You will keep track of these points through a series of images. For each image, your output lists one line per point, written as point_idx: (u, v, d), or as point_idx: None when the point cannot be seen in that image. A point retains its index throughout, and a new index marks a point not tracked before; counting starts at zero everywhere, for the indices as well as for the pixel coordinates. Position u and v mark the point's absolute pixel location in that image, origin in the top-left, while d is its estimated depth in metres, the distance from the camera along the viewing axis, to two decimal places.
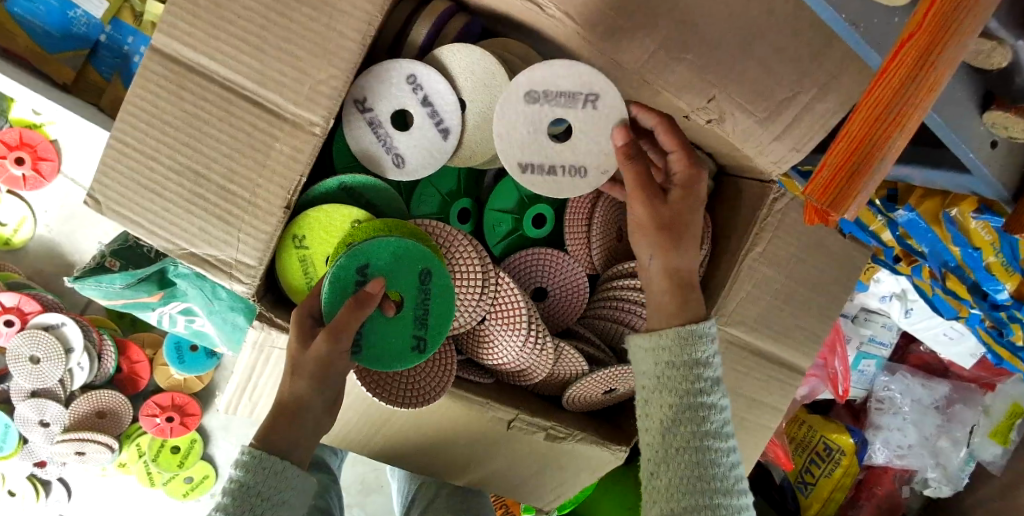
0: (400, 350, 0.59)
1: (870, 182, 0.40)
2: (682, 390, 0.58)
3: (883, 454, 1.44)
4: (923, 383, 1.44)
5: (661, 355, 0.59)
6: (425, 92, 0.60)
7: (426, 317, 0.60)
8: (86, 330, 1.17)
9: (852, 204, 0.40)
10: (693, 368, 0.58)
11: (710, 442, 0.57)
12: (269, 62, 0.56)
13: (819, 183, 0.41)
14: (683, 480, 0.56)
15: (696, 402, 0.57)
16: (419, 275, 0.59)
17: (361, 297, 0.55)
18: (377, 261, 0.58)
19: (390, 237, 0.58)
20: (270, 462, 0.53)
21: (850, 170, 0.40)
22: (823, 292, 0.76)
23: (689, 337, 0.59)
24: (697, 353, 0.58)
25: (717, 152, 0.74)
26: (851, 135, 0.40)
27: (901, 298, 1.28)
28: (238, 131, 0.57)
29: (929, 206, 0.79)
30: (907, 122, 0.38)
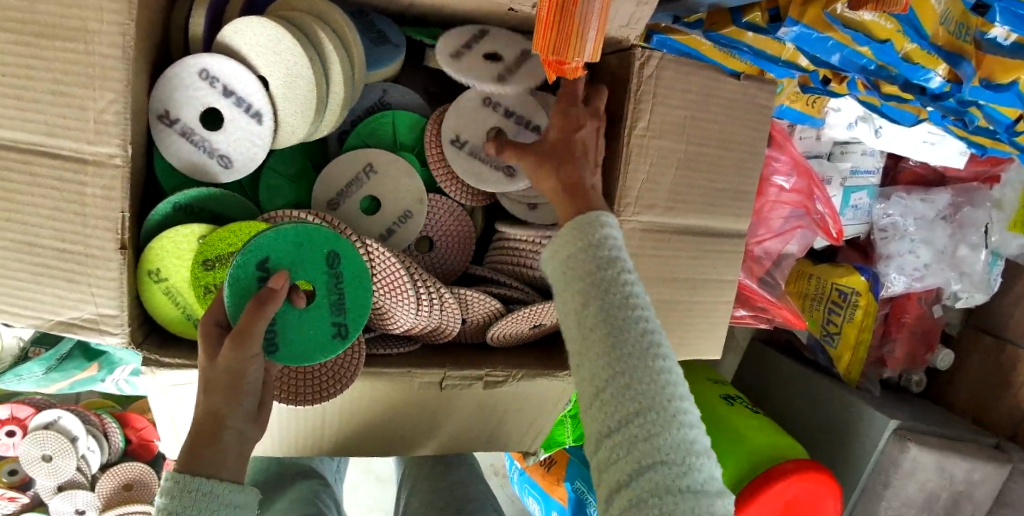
0: (319, 342, 0.57)
1: (587, 18, 0.36)
2: (586, 272, 0.51)
3: (901, 282, 1.35)
4: (922, 198, 1.35)
5: (565, 248, 0.54)
6: (222, 83, 0.56)
7: (342, 301, 0.58)
8: (84, 416, 1.19)
9: (579, 48, 0.37)
10: (594, 250, 0.52)
11: (624, 317, 0.50)
12: (47, 108, 0.52)
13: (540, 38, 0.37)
14: (605, 367, 0.48)
15: (603, 278, 0.51)
16: (325, 259, 0.57)
17: (264, 292, 0.52)
18: (278, 255, 0.55)
19: (284, 226, 0.56)
20: (194, 484, 0.48)
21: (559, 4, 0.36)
22: (732, 145, 0.71)
23: (585, 226, 0.54)
24: (601, 237, 0.53)
25: None
26: None
27: (865, 120, 1.19)
28: (47, 189, 0.54)
29: (813, 14, 0.66)
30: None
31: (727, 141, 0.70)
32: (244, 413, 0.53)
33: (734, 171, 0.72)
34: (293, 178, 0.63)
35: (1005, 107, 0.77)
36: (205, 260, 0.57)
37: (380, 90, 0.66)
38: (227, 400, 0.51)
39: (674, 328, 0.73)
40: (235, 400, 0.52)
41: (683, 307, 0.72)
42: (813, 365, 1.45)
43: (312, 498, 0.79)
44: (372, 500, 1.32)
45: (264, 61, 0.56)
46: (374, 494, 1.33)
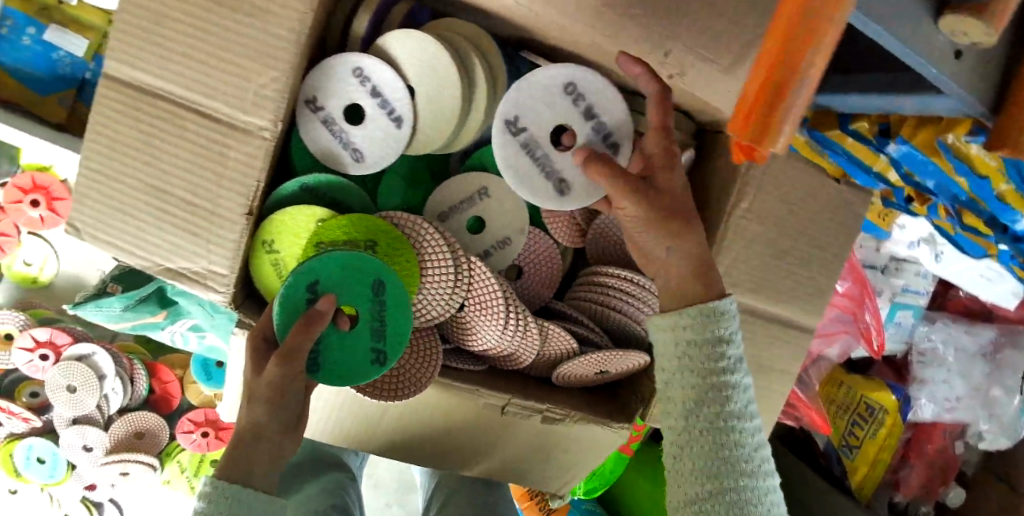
0: (358, 364, 0.58)
1: (795, 108, 0.34)
2: (703, 372, 0.52)
3: (929, 410, 1.35)
4: (967, 330, 1.35)
5: (679, 331, 0.54)
6: (373, 83, 0.59)
7: (383, 329, 0.58)
8: (116, 357, 1.21)
9: (779, 136, 0.35)
10: (712, 345, 0.53)
11: (732, 424, 0.52)
12: (212, 72, 0.56)
13: (737, 122, 0.36)
14: (708, 465, 0.52)
15: (722, 382, 0.52)
16: (372, 286, 0.58)
17: (309, 315, 0.52)
18: (325, 277, 0.57)
19: (335, 250, 0.57)
20: (231, 491, 0.50)
21: (766, 103, 0.34)
22: (820, 244, 0.73)
23: (704, 315, 0.53)
24: (720, 331, 0.53)
25: (690, 107, 0.70)
26: (764, 61, 0.34)
27: (929, 243, 1.20)
28: (192, 145, 0.57)
29: (924, 137, 0.69)
30: (820, 39, 0.32)
31: (816, 239, 0.72)
32: None
33: (816, 269, 0.74)
34: (411, 183, 0.66)
35: None
36: (320, 242, 0.59)
37: None
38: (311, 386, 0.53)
39: None
40: None
41: None
42: (825, 471, 1.44)
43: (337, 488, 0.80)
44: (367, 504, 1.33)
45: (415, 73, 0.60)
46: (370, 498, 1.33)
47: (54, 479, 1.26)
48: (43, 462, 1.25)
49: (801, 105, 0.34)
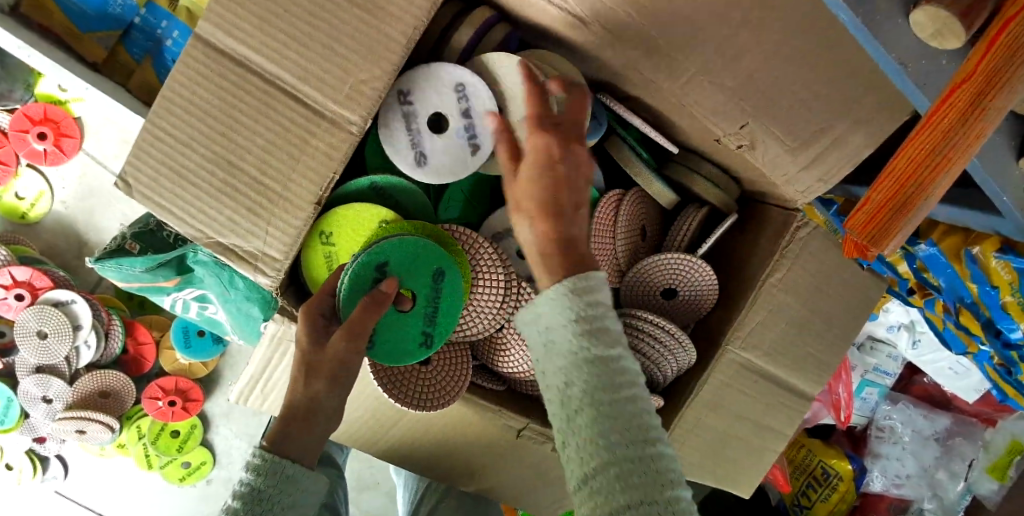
0: (408, 346, 0.60)
1: (913, 217, 0.43)
2: (576, 347, 0.48)
3: (880, 483, 1.42)
4: (925, 415, 1.43)
5: (546, 311, 0.50)
6: (468, 104, 0.59)
7: (434, 314, 0.60)
8: (96, 310, 1.17)
9: (894, 236, 0.44)
10: (585, 318, 0.49)
11: (614, 400, 0.47)
12: (313, 58, 0.56)
13: (859, 219, 0.45)
14: (594, 449, 0.46)
15: (597, 358, 0.48)
16: (432, 275, 0.59)
17: (377, 296, 0.54)
18: (395, 261, 0.58)
19: (406, 236, 0.58)
20: (280, 466, 0.52)
21: (893, 209, 0.43)
22: (838, 321, 0.77)
23: (572, 287, 0.49)
24: (586, 304, 0.49)
25: (743, 174, 0.73)
26: (897, 174, 0.43)
27: (908, 329, 1.28)
28: (276, 125, 0.56)
29: (951, 242, 0.79)
30: (951, 165, 0.41)
31: (835, 316, 0.76)
32: None
33: (829, 344, 0.77)
34: (467, 198, 0.67)
35: None
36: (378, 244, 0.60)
37: None
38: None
39: (725, 461, 0.77)
40: None
41: (739, 445, 0.77)
42: None
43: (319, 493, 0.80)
44: None
45: (433, 109, 0.59)
46: None
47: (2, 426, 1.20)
48: None
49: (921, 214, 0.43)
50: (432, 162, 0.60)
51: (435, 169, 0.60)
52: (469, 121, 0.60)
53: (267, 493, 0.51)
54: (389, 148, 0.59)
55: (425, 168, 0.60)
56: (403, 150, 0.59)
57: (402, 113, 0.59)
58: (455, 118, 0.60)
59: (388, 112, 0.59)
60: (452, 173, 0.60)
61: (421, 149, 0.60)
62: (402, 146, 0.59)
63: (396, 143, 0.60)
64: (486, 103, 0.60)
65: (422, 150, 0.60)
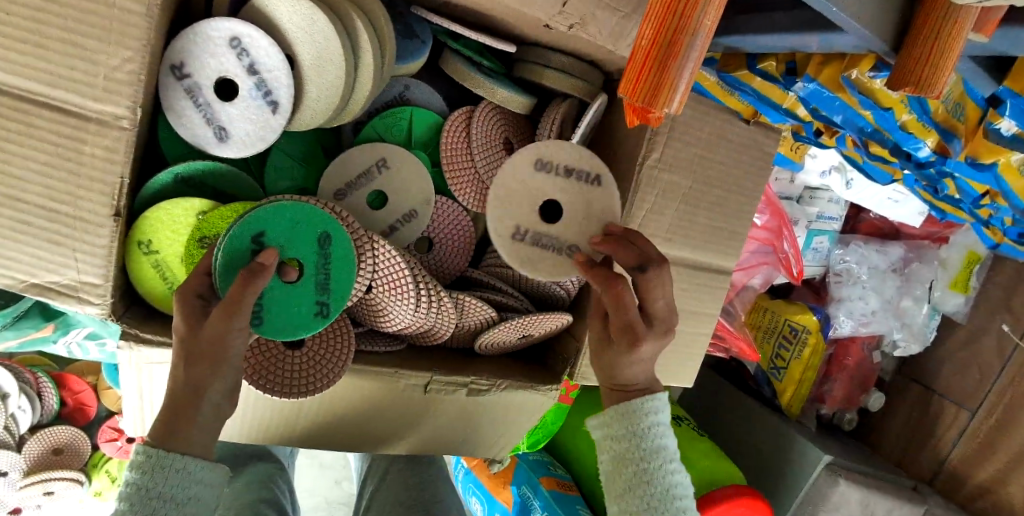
0: (303, 318, 0.56)
1: (684, 68, 0.33)
2: (628, 459, 0.59)
3: (848, 325, 1.42)
4: (878, 249, 1.42)
5: (612, 429, 0.60)
6: (250, 58, 0.53)
7: (326, 280, 0.56)
8: (17, 373, 1.11)
9: (669, 99, 0.33)
10: (638, 436, 0.59)
11: (656, 494, 0.58)
12: (52, 56, 0.49)
13: (627, 84, 0.34)
14: None
15: (642, 470, 0.58)
16: (317, 240, 0.56)
17: (253, 268, 0.50)
18: (275, 230, 0.54)
19: (286, 203, 0.55)
20: (168, 460, 0.47)
21: (659, 57, 0.33)
22: (733, 185, 0.73)
23: (631, 411, 0.59)
24: (643, 423, 0.59)
25: (593, 57, 0.68)
26: (655, 12, 0.32)
27: (839, 170, 1.25)
28: (42, 142, 0.50)
29: (829, 73, 0.72)
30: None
31: (729, 181, 0.73)
32: (223, 393, 0.51)
33: (730, 210, 0.74)
34: (298, 160, 0.62)
35: (977, 183, 0.82)
36: (203, 236, 0.56)
37: (403, 85, 0.67)
38: (214, 374, 0.49)
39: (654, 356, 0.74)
40: (221, 382, 0.50)
41: None
42: (756, 395, 1.51)
43: (262, 502, 0.78)
44: (309, 482, 1.31)
45: (216, 75, 0.54)
46: (317, 480, 1.32)
47: None
48: None
49: (695, 63, 0.32)
50: (233, 133, 0.55)
51: (238, 139, 0.55)
52: (260, 79, 0.54)
53: (159, 491, 0.46)
54: (183, 129, 0.55)
55: (228, 141, 0.55)
56: (197, 128, 0.54)
57: (183, 88, 0.54)
58: (241, 79, 0.54)
59: (169, 91, 0.54)
60: (258, 140, 0.55)
61: (216, 122, 0.55)
62: (195, 124, 0.54)
63: (188, 122, 0.54)
64: (270, 55, 0.53)
65: (218, 123, 0.55)
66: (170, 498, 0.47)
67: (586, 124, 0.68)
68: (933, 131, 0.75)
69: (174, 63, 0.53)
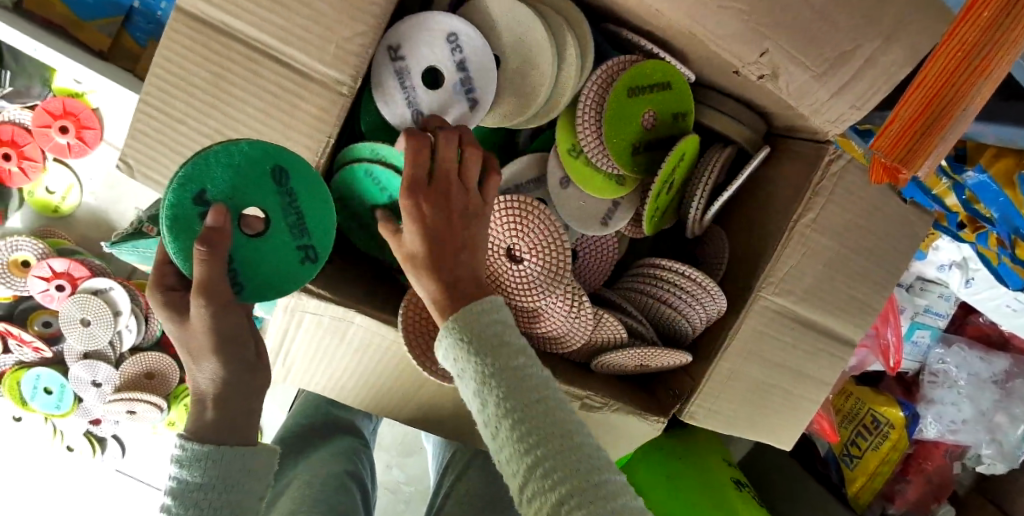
0: (291, 273, 0.54)
1: (945, 139, 0.45)
2: (483, 362, 0.46)
3: (935, 429, 1.36)
4: (982, 356, 1.36)
5: (452, 337, 0.48)
6: (462, 55, 0.58)
7: (299, 221, 0.54)
8: (133, 295, 1.19)
9: (922, 161, 0.46)
10: (487, 332, 0.48)
11: (536, 400, 0.45)
12: (295, 18, 0.53)
13: (886, 143, 0.47)
14: (530, 447, 0.44)
15: (503, 366, 0.46)
16: (271, 176, 0.51)
17: (206, 235, 0.46)
18: (213, 185, 0.49)
19: (214, 148, 0.50)
20: (206, 454, 0.50)
21: (922, 130, 0.45)
22: (885, 263, 0.70)
23: (470, 310, 0.48)
24: (484, 318, 0.48)
25: (767, 109, 0.68)
26: (932, 78, 0.44)
27: (961, 268, 1.20)
28: (264, 92, 0.55)
29: (1001, 167, 0.71)
30: (990, 70, 0.43)
31: (881, 257, 0.69)
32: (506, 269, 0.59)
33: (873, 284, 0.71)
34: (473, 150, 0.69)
35: None
36: (632, 88, 0.62)
37: None
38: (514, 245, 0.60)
39: (763, 415, 0.72)
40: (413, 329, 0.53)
41: (778, 399, 0.72)
42: (821, 478, 1.46)
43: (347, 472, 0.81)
44: None
45: (427, 64, 0.58)
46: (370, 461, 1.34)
47: (60, 411, 1.25)
48: (49, 393, 1.23)
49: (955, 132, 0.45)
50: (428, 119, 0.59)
51: (431, 125, 0.59)
52: (468, 74, 0.59)
53: (209, 485, 0.49)
54: (387, 106, 0.59)
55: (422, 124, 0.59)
56: (399, 107, 0.59)
57: (394, 68, 0.58)
58: (448, 72, 0.58)
59: (380, 68, 0.58)
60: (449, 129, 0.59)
61: (416, 104, 0.59)
62: (398, 103, 0.59)
63: (392, 101, 0.59)
64: (480, 55, 0.59)
65: (417, 107, 0.59)
66: (222, 488, 0.50)
67: (751, 167, 0.68)
68: None
69: (395, 44, 0.58)
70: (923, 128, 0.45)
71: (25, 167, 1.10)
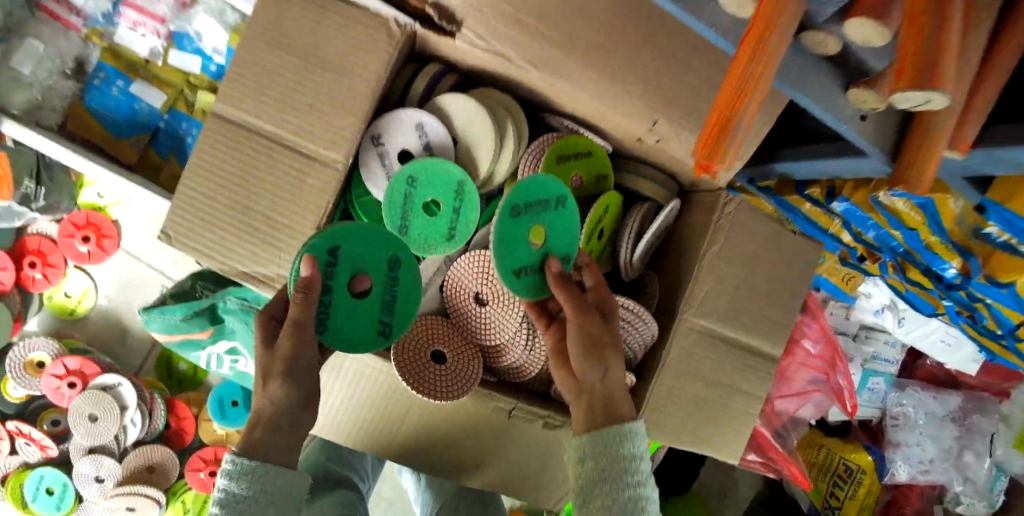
0: (365, 336, 0.66)
1: (734, 138, 0.49)
2: (617, 479, 0.63)
3: (906, 471, 1.43)
4: (935, 396, 1.45)
5: (597, 447, 0.64)
6: (428, 138, 0.76)
7: (390, 302, 0.67)
8: (139, 389, 1.28)
9: (721, 158, 0.49)
10: (628, 459, 0.64)
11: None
12: (302, 117, 0.70)
13: (698, 147, 0.50)
14: None
15: (630, 488, 0.62)
16: (387, 263, 0.67)
17: (304, 282, 0.60)
18: (348, 250, 0.64)
19: (362, 227, 0.65)
20: (248, 468, 0.58)
21: (718, 133, 0.49)
22: (788, 286, 0.83)
23: (621, 434, 0.64)
24: (630, 449, 0.64)
25: (675, 169, 0.85)
26: (724, 92, 0.48)
27: (892, 309, 1.32)
28: (276, 171, 0.70)
29: (861, 195, 0.83)
30: (755, 90, 0.47)
31: (785, 282, 0.83)
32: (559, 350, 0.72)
33: (781, 304, 0.83)
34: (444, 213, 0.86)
35: (1009, 312, 0.84)
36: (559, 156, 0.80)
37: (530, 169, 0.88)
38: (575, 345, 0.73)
39: (705, 427, 0.82)
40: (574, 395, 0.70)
41: (717, 412, 0.82)
42: None
43: None
44: None
45: (400, 146, 0.76)
46: None
47: (59, 512, 1.29)
48: (52, 493, 1.28)
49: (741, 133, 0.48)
50: None
51: None
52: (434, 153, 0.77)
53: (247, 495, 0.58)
54: (372, 179, 0.76)
55: None
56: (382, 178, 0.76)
57: (376, 150, 0.75)
58: (417, 151, 0.76)
59: (365, 150, 0.75)
60: None
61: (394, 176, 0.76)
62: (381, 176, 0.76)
63: (376, 174, 0.76)
64: (441, 137, 0.77)
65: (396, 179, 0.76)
66: (257, 499, 0.58)
67: (661, 218, 0.83)
68: (956, 254, 0.79)
69: (376, 132, 0.75)
70: (716, 131, 0.49)
71: (48, 272, 1.25)
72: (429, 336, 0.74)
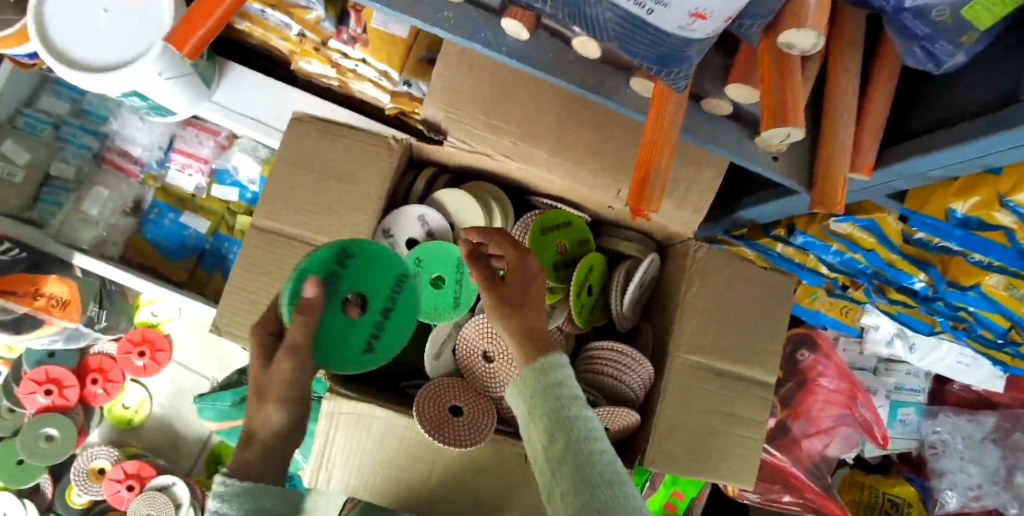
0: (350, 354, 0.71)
1: (655, 187, 0.61)
2: (550, 410, 0.59)
3: (956, 500, 1.40)
4: (969, 419, 1.43)
5: (526, 385, 0.62)
6: (430, 226, 0.89)
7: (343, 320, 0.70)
8: (192, 487, 1.36)
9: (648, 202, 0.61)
10: (557, 386, 0.61)
11: (586, 443, 0.57)
12: (323, 219, 0.84)
13: (630, 198, 0.62)
14: (572, 473, 0.56)
15: (563, 417, 0.59)
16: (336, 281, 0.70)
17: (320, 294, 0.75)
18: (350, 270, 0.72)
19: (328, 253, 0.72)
20: (239, 487, 0.58)
21: (641, 184, 0.61)
22: (772, 316, 0.91)
23: (546, 366, 0.62)
24: (556, 377, 0.62)
25: (650, 227, 0.95)
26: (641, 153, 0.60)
27: (902, 337, 1.33)
28: None
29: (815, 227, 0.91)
30: (663, 149, 0.59)
31: (766, 312, 0.90)
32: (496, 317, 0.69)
33: (765, 333, 0.90)
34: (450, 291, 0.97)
35: (986, 313, 0.89)
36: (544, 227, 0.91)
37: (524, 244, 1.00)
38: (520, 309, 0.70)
39: (713, 456, 0.87)
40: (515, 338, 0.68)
41: (721, 440, 0.87)
42: None
43: None
44: None
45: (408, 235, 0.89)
46: None
47: None
48: None
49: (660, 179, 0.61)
50: None
51: None
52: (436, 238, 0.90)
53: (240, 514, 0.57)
54: None
55: None
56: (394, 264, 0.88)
57: (386, 241, 0.88)
58: (421, 237, 0.89)
59: (378, 241, 0.88)
60: None
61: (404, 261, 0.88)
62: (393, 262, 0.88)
63: None
64: (441, 223, 0.90)
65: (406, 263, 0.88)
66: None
67: (642, 269, 0.92)
68: (913, 266, 0.87)
69: (386, 226, 0.88)
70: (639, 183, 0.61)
71: (108, 387, 1.38)
72: (446, 392, 0.82)
